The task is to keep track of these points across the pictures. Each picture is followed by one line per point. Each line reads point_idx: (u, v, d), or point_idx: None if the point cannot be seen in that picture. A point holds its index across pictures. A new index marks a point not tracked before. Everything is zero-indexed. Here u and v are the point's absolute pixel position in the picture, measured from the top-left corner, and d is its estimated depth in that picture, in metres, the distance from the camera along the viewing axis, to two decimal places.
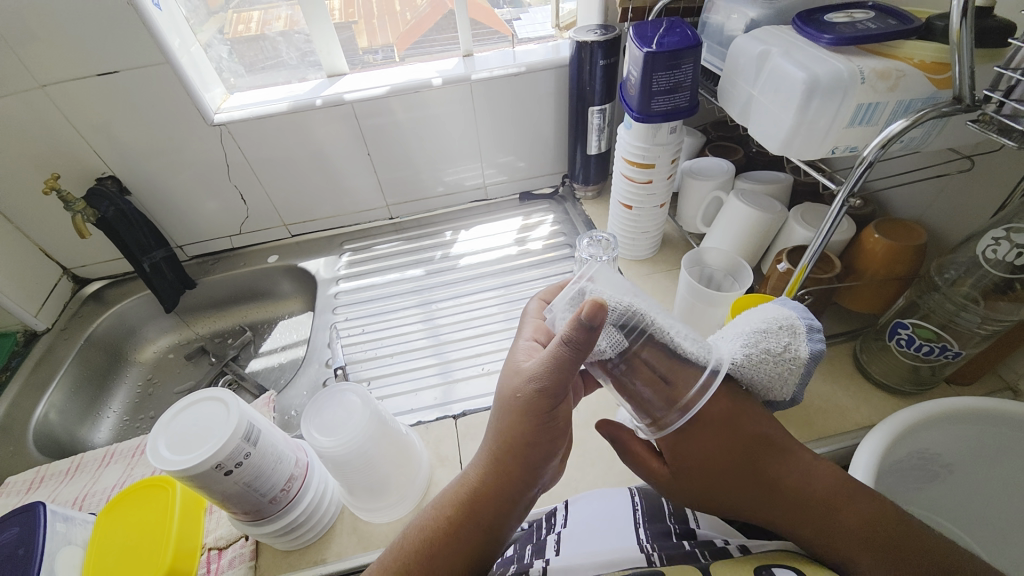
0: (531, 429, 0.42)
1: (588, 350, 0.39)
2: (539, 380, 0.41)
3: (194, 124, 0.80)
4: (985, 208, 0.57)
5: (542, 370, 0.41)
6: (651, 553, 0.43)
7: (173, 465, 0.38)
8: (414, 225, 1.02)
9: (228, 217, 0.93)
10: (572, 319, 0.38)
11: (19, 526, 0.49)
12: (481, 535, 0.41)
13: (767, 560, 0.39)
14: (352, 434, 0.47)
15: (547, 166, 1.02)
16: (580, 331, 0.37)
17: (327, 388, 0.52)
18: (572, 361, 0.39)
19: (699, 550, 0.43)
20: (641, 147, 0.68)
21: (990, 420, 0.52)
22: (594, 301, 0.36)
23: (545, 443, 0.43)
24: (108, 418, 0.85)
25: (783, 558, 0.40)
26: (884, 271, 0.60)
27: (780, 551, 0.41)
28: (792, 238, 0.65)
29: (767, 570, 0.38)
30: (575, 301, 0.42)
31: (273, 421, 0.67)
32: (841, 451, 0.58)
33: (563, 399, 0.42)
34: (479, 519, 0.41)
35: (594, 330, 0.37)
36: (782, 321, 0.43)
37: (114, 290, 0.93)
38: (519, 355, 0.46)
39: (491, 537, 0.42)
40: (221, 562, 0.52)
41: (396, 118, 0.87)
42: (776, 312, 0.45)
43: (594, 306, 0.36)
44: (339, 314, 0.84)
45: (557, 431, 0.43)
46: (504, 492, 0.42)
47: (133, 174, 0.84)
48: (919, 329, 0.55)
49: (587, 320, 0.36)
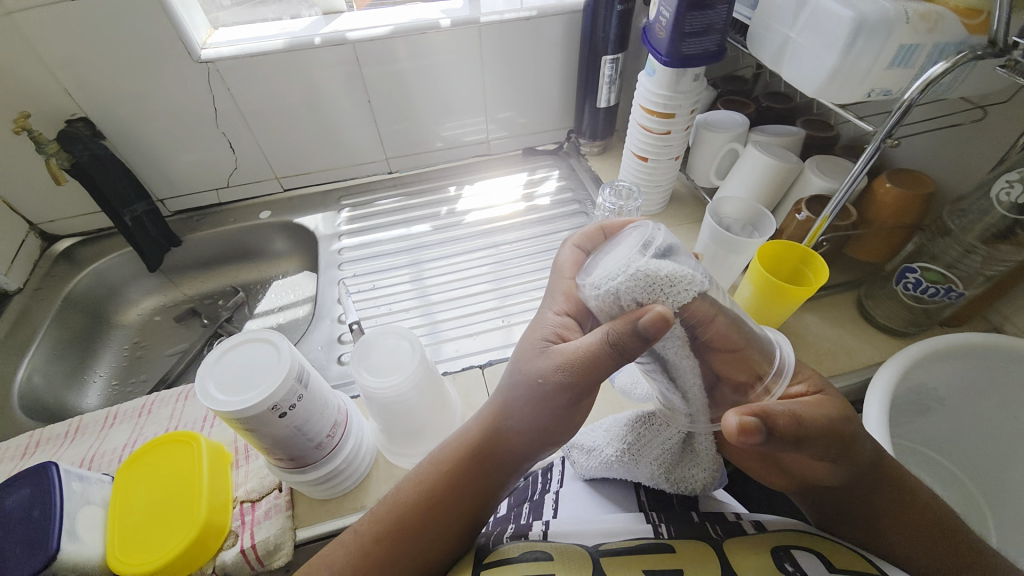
0: (549, 414, 0.43)
1: (632, 357, 0.38)
2: (567, 371, 0.41)
3: (178, 60, 0.73)
4: (990, 158, 0.60)
5: (570, 361, 0.41)
6: (658, 526, 0.45)
7: (226, 406, 0.36)
8: (414, 180, 0.98)
9: (215, 168, 0.87)
10: (628, 322, 0.37)
11: (30, 487, 0.45)
12: (470, 504, 0.45)
13: (786, 542, 0.42)
14: (407, 370, 0.46)
15: (552, 121, 1.00)
16: (635, 337, 0.36)
17: (368, 334, 0.50)
18: (612, 360, 0.39)
19: (710, 525, 0.46)
20: (664, 94, 0.68)
21: (990, 356, 0.56)
22: (658, 313, 0.35)
23: (561, 424, 0.44)
24: (96, 382, 0.80)
25: (803, 539, 0.42)
26: (893, 221, 0.63)
27: (795, 532, 0.44)
28: (807, 187, 0.65)
29: (784, 550, 0.41)
30: (644, 245, 0.40)
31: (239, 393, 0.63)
32: (846, 387, 0.63)
33: (586, 395, 0.42)
34: (468, 490, 0.45)
35: (647, 341, 0.36)
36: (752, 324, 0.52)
37: (88, 249, 0.86)
38: (546, 329, 0.46)
39: (482, 501, 0.46)
40: (257, 514, 0.51)
41: (401, 66, 0.82)
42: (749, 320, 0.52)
43: (659, 317, 0.35)
44: (346, 271, 0.81)
45: (576, 415, 0.45)
46: (521, 450, 0.46)
47: (110, 116, 0.76)
48: (927, 272, 0.59)
49: (647, 331, 0.36)
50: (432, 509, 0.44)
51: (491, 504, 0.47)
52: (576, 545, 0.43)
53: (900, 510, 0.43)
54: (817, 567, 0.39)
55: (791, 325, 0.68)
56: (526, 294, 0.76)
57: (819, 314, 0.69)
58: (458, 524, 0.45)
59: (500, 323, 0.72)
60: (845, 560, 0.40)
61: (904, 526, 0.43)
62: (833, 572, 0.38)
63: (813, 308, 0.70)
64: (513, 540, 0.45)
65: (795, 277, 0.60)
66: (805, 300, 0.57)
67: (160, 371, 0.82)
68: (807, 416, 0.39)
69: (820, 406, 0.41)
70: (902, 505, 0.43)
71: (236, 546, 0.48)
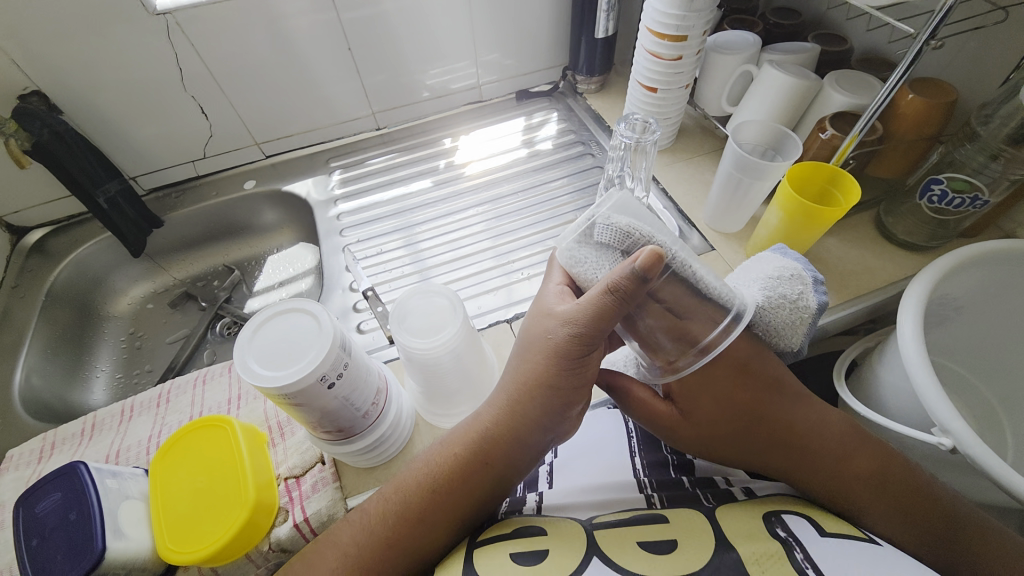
0: (558, 372, 0.42)
1: (634, 303, 0.38)
2: (572, 325, 0.41)
3: (131, 15, 0.64)
4: (1012, 59, 0.58)
5: (574, 316, 0.40)
6: (651, 493, 0.45)
7: (271, 381, 0.34)
8: (404, 135, 0.92)
9: (188, 138, 0.79)
10: (623, 268, 0.37)
11: (63, 491, 0.42)
12: (489, 485, 0.43)
13: (777, 508, 0.43)
14: (451, 329, 0.44)
15: (546, 59, 0.93)
16: (632, 281, 0.36)
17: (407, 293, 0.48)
18: (615, 310, 0.38)
19: (700, 491, 0.46)
20: (676, 15, 0.63)
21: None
22: (652, 251, 0.35)
23: (573, 386, 0.43)
24: (100, 377, 0.76)
25: (790, 503, 0.43)
26: (913, 134, 0.61)
27: (781, 497, 0.45)
28: (827, 105, 0.63)
29: (777, 516, 0.42)
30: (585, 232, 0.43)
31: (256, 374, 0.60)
32: (869, 306, 0.63)
33: (596, 347, 0.42)
34: (483, 468, 0.43)
35: (647, 283, 0.36)
36: (789, 271, 0.46)
37: (62, 239, 0.79)
38: (552, 300, 0.45)
39: (499, 481, 0.43)
40: (304, 489, 0.50)
41: (383, 7, 0.75)
42: (783, 265, 0.48)
43: (653, 256, 0.35)
44: (348, 237, 0.77)
45: (587, 377, 0.44)
46: (537, 426, 0.43)
47: (64, 86, 0.68)
48: (953, 181, 0.58)
49: (643, 271, 0.36)
50: (437, 493, 0.42)
51: (508, 487, 0.44)
52: (572, 520, 0.43)
53: (867, 487, 0.42)
54: (808, 533, 0.39)
55: (813, 251, 0.67)
56: (527, 247, 0.73)
57: (839, 237, 0.69)
58: (465, 509, 0.43)
59: (502, 281, 0.69)
60: (831, 522, 0.41)
61: (879, 501, 0.42)
62: (824, 536, 0.39)
63: (833, 231, 0.69)
64: (510, 516, 0.45)
65: (823, 198, 0.60)
66: (835, 222, 0.56)
67: (165, 360, 0.78)
68: (648, 416, 0.46)
69: (659, 414, 0.46)
70: (868, 482, 0.43)
71: (288, 521, 0.48)
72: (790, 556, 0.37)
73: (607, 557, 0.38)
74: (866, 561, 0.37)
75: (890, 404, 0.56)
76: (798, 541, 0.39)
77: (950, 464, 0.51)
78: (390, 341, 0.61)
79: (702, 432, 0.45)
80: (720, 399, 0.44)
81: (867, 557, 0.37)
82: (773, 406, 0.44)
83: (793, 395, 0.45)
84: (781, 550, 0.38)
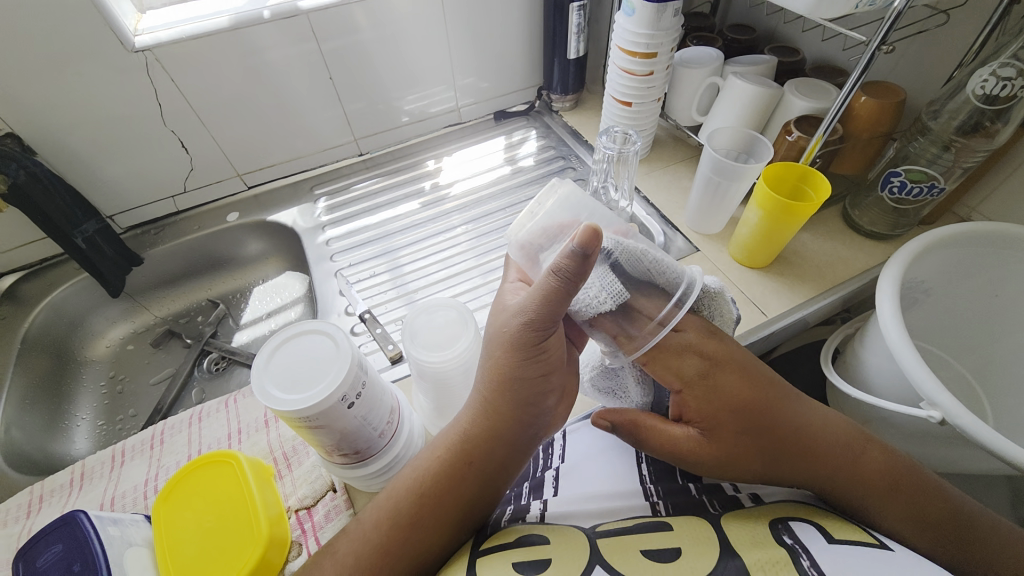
0: (520, 362, 0.42)
1: (583, 280, 0.39)
2: (523, 315, 0.41)
3: (111, 54, 0.64)
4: (949, 61, 0.64)
5: (527, 305, 0.41)
6: (656, 501, 0.45)
7: (293, 404, 0.34)
8: (387, 159, 0.93)
9: (168, 173, 0.78)
10: (566, 249, 0.37)
11: (63, 542, 0.40)
12: (474, 488, 0.43)
13: (783, 515, 0.42)
14: (464, 342, 0.46)
15: (521, 80, 0.97)
16: (575, 260, 0.37)
17: (417, 307, 0.49)
18: (564, 292, 0.39)
19: (706, 497, 0.45)
20: (645, 33, 0.67)
21: (986, 243, 0.59)
22: (589, 227, 0.36)
23: (540, 374, 0.43)
24: (81, 426, 0.72)
25: (799, 511, 0.43)
26: (868, 132, 0.66)
27: (787, 503, 0.45)
28: (790, 111, 0.67)
29: (784, 523, 0.41)
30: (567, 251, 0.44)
31: (253, 407, 0.58)
32: (847, 294, 0.67)
33: (552, 330, 0.42)
34: (467, 467, 0.43)
35: (589, 258, 0.37)
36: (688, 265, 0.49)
37: (34, 284, 0.75)
38: (506, 296, 0.48)
39: (484, 484, 0.43)
40: (317, 519, 0.48)
41: (362, 36, 0.77)
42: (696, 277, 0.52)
43: (590, 231, 0.36)
44: (340, 261, 0.77)
45: (552, 361, 0.44)
46: (514, 420, 0.43)
47: (39, 127, 0.66)
48: (910, 173, 0.62)
49: (581, 249, 0.36)
50: (427, 498, 0.42)
51: (495, 488, 0.44)
52: (574, 528, 0.42)
53: (883, 490, 0.43)
54: (816, 540, 0.39)
55: (790, 247, 0.71)
56: None
57: (812, 232, 0.73)
58: (453, 514, 0.42)
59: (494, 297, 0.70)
60: (843, 531, 0.40)
61: (891, 500, 0.43)
62: (833, 542, 0.39)
63: (806, 226, 0.73)
64: (513, 523, 0.44)
65: (796, 194, 0.63)
66: (809, 216, 0.59)
67: (151, 403, 0.75)
68: (668, 442, 0.45)
69: (681, 437, 0.44)
70: (882, 485, 0.44)
71: (302, 554, 0.46)
72: (797, 563, 0.37)
73: (610, 566, 0.38)
74: (874, 565, 0.36)
75: (878, 387, 0.59)
76: (804, 548, 0.38)
77: (939, 438, 0.53)
78: (393, 362, 0.61)
79: (716, 455, 0.44)
80: (737, 413, 0.44)
81: (878, 563, 0.36)
82: (794, 408, 0.45)
83: (802, 398, 0.47)
84: (787, 557, 0.37)
